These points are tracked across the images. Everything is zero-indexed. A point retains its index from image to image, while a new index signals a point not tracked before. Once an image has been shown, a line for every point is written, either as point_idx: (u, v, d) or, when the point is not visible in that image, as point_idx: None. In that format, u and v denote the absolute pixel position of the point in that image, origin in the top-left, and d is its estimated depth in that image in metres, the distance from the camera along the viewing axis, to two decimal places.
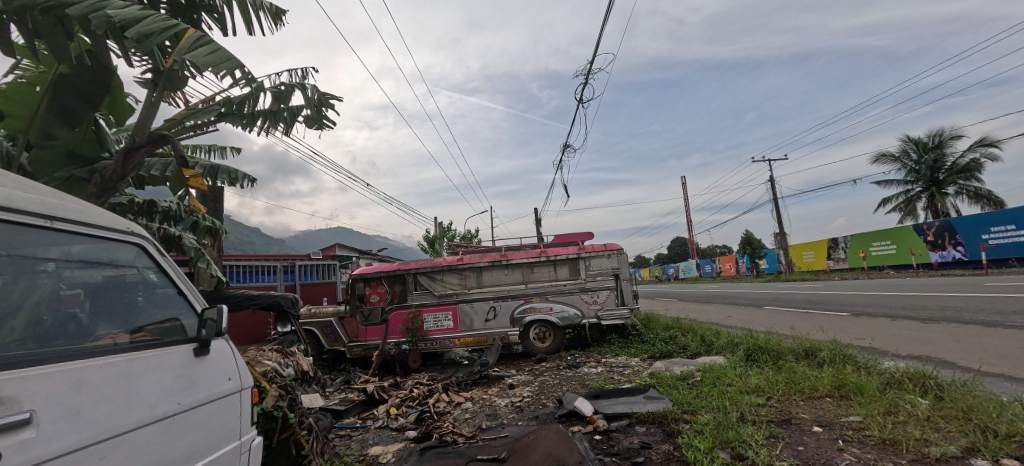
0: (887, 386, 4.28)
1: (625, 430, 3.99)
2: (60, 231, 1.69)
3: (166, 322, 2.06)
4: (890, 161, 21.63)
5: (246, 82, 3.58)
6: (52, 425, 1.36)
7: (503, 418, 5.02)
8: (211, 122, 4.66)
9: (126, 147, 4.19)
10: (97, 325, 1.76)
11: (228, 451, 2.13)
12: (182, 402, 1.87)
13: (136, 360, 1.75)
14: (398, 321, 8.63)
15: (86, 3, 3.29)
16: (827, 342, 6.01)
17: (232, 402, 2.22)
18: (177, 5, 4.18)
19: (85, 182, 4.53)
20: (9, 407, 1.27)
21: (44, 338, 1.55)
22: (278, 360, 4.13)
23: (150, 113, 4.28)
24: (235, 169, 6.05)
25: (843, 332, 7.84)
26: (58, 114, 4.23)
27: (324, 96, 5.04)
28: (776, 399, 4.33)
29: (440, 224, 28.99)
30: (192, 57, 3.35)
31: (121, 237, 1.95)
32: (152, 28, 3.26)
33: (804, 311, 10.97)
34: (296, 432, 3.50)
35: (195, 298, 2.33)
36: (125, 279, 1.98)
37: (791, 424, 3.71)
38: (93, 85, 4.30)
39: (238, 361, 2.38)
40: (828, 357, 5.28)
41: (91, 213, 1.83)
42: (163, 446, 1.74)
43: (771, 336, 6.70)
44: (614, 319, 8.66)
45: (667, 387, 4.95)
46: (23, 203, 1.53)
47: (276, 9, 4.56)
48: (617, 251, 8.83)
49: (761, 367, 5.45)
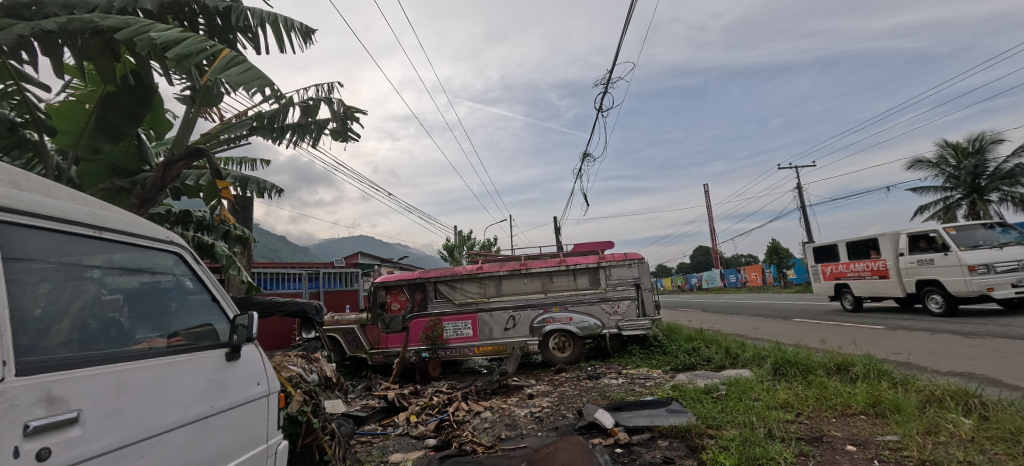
0: (926, 405, 4.07)
1: (648, 444, 3.92)
2: (106, 241, 1.78)
3: (198, 327, 2.15)
4: (926, 167, 20.75)
5: (275, 99, 3.70)
6: (94, 425, 1.43)
7: (523, 428, 5.00)
8: (244, 136, 4.87)
9: (164, 160, 4.40)
10: (136, 329, 1.84)
11: (255, 454, 2.20)
12: (213, 405, 1.94)
13: (172, 364, 1.83)
14: (419, 329, 8.72)
15: (131, 28, 3.47)
16: (861, 356, 5.76)
17: (260, 406, 2.29)
18: (215, 27, 4.40)
19: (127, 193, 4.78)
20: (58, 407, 1.35)
21: (87, 341, 1.63)
22: (303, 366, 4.24)
23: (187, 127, 4.49)
24: (263, 179, 6.27)
25: (878, 346, 7.50)
26: (104, 129, 4.42)
27: (349, 110, 5.18)
28: (805, 415, 4.18)
29: (461, 232, 29.07)
30: (227, 77, 3.50)
31: (160, 245, 2.05)
32: (190, 49, 3.42)
33: (836, 324, 10.53)
34: (319, 437, 3.57)
35: (228, 304, 2.42)
36: (161, 285, 2.07)
37: (822, 442, 3.58)
38: (138, 104, 4.56)
39: (267, 366, 2.45)
40: (862, 372, 5.07)
41: (134, 223, 1.93)
42: (194, 448, 1.79)
43: (801, 349, 6.48)
44: (635, 330, 8.51)
45: (691, 401, 4.84)
46: (75, 215, 1.64)
47: (307, 28, 4.73)
48: (638, 261, 8.72)
49: (791, 382, 5.26)
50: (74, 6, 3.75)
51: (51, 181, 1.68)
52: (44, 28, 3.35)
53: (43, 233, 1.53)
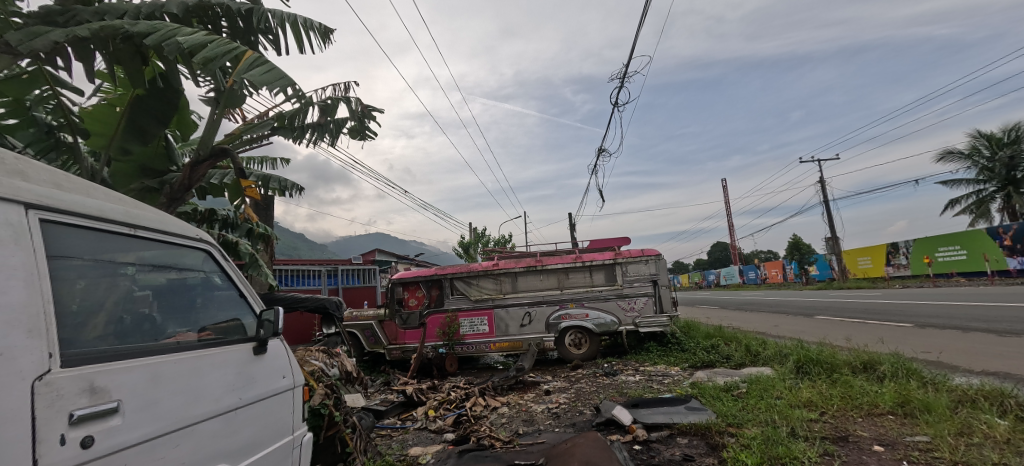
0: (958, 405, 3.94)
1: (666, 441, 3.89)
2: (141, 238, 1.86)
3: (226, 322, 2.21)
4: (958, 158, 19.98)
5: (297, 98, 3.76)
6: (133, 414, 1.49)
7: (540, 424, 5.02)
8: (266, 136, 4.99)
9: (191, 160, 4.52)
10: (168, 324, 1.91)
11: (282, 446, 2.27)
12: (241, 397, 2.00)
13: (204, 357, 1.89)
14: (435, 325, 8.81)
15: (160, 32, 3.56)
16: (887, 354, 5.59)
17: (286, 399, 2.36)
18: (237, 29, 4.50)
19: (155, 192, 4.96)
20: (101, 397, 1.41)
21: (123, 335, 1.69)
22: (325, 360, 4.35)
23: (212, 128, 4.62)
24: (285, 178, 6.41)
25: (906, 345, 7.28)
26: (134, 131, 4.59)
27: (367, 108, 5.24)
28: (830, 414, 4.08)
29: (475, 229, 29.18)
30: (250, 77, 3.58)
31: (190, 243, 2.13)
32: (216, 51, 3.50)
33: (860, 322, 10.24)
34: (340, 429, 3.65)
35: (255, 299, 2.49)
36: (189, 281, 2.14)
37: (848, 442, 3.50)
38: (164, 106, 4.68)
39: (292, 360, 2.52)
40: (889, 371, 4.93)
41: (167, 221, 2.01)
42: (224, 438, 1.86)
43: (825, 347, 6.31)
44: (652, 327, 8.45)
45: (710, 398, 4.78)
46: (112, 214, 1.71)
47: (326, 28, 4.80)
48: (655, 258, 8.64)
49: (814, 380, 5.14)
50: (105, 12, 3.87)
51: (90, 182, 1.74)
52: (78, 35, 3.47)
53: (82, 232, 1.60)
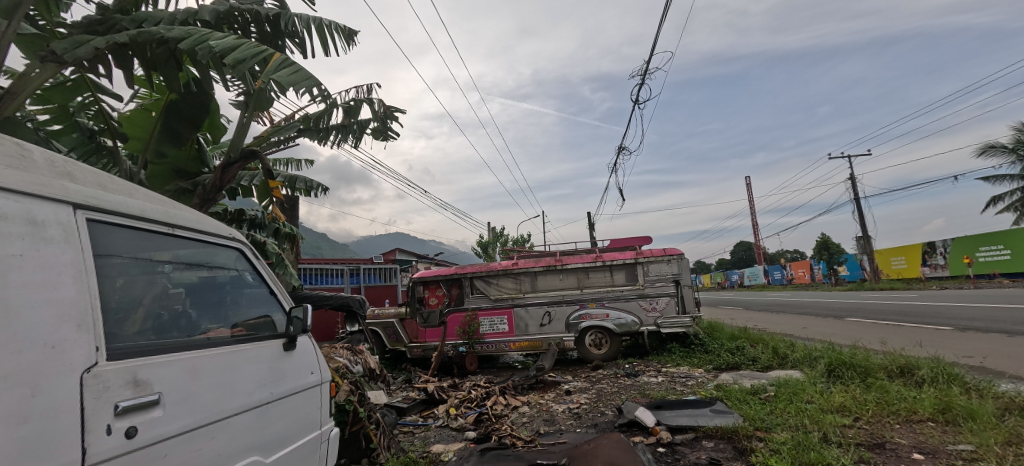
0: (1005, 412, 3.73)
1: (692, 444, 3.82)
2: (178, 237, 1.93)
3: (257, 318, 2.28)
4: (1001, 152, 18.96)
5: (323, 99, 3.84)
6: (173, 407, 1.55)
7: (561, 424, 5.00)
8: (292, 138, 5.11)
9: (223, 162, 4.67)
10: (203, 320, 1.98)
11: (311, 440, 2.32)
12: (273, 392, 2.06)
13: (237, 352, 1.95)
14: (456, 323, 8.88)
15: (193, 37, 3.69)
16: (926, 358, 5.34)
17: (314, 394, 2.41)
18: (265, 34, 4.62)
19: (189, 194, 5.13)
20: (143, 389, 1.47)
21: (162, 330, 1.75)
22: (349, 357, 4.44)
23: (241, 131, 4.76)
24: (310, 178, 6.55)
25: (946, 349, 6.94)
26: (169, 135, 4.81)
27: (389, 109, 5.32)
28: (866, 420, 3.93)
29: (494, 229, 29.23)
30: (278, 78, 3.67)
31: (223, 242, 2.20)
32: (245, 54, 3.60)
33: (895, 324, 9.83)
34: (365, 426, 3.72)
35: (284, 297, 2.55)
36: (223, 279, 2.21)
37: (885, 450, 3.36)
38: (196, 110, 4.84)
39: (320, 356, 2.57)
40: (929, 376, 4.71)
41: (202, 220, 2.08)
42: (257, 431, 1.92)
43: (858, 350, 6.08)
44: (675, 328, 8.30)
45: (737, 401, 4.66)
46: (151, 214, 1.78)
47: (349, 30, 4.87)
48: (677, 257, 8.49)
49: (847, 384, 4.96)
50: (142, 20, 4.03)
51: (131, 183, 1.81)
52: (119, 42, 3.63)
53: (124, 231, 1.66)
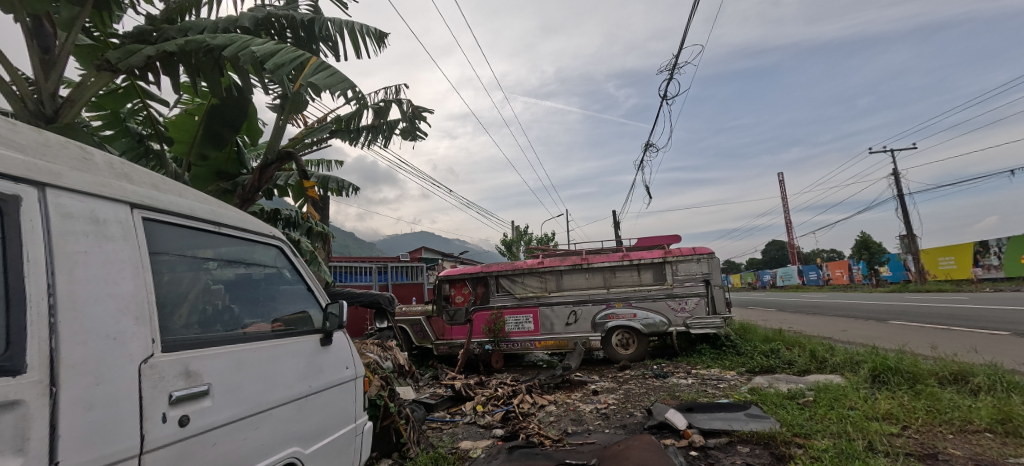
0: None
1: (726, 449, 3.71)
2: (223, 235, 2.02)
3: (296, 314, 2.35)
4: None
5: (356, 100, 3.92)
6: (221, 397, 1.62)
7: (589, 424, 4.96)
8: (324, 139, 5.25)
9: (261, 164, 4.85)
10: (245, 315, 2.06)
11: (346, 433, 2.38)
12: (311, 385, 2.12)
13: (279, 346, 2.02)
14: (482, 322, 8.94)
15: (236, 44, 3.84)
16: (982, 365, 5.01)
17: (349, 388, 2.47)
18: (301, 39, 4.76)
19: (230, 194, 5.36)
20: (194, 379, 1.54)
21: (208, 324, 1.84)
22: (379, 353, 4.53)
23: (278, 133, 4.93)
24: (342, 178, 6.73)
25: (1004, 356, 6.49)
26: (210, 138, 5.01)
27: (417, 109, 5.39)
28: (914, 429, 3.72)
29: (519, 227, 29.26)
30: (314, 81, 3.78)
31: (264, 240, 2.28)
32: (284, 58, 3.72)
33: (945, 329, 9.26)
34: (395, 420, 3.80)
35: (321, 293, 2.63)
36: (264, 275, 2.30)
37: (938, 461, 3.17)
38: (236, 113, 5.05)
39: (354, 351, 2.63)
40: (985, 384, 4.42)
41: (245, 219, 2.17)
42: (297, 423, 1.98)
43: (904, 355, 5.76)
44: (705, 329, 8.09)
45: (773, 406, 4.50)
46: (199, 212, 1.87)
47: (380, 32, 4.96)
48: (708, 256, 8.27)
49: (893, 391, 4.71)
50: (187, 29, 4.22)
51: (181, 183, 1.91)
52: (167, 50, 3.82)
53: (175, 229, 1.75)
